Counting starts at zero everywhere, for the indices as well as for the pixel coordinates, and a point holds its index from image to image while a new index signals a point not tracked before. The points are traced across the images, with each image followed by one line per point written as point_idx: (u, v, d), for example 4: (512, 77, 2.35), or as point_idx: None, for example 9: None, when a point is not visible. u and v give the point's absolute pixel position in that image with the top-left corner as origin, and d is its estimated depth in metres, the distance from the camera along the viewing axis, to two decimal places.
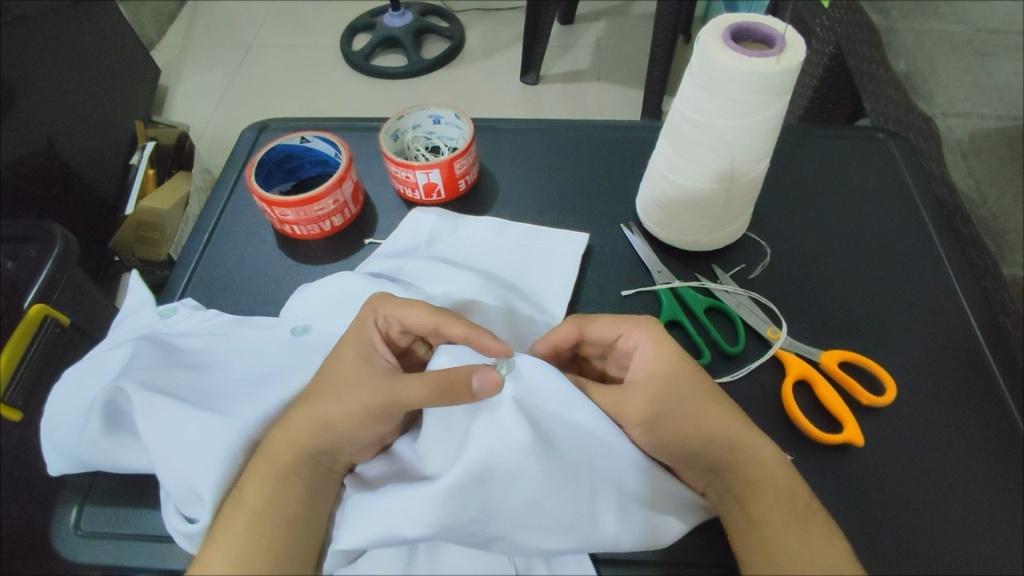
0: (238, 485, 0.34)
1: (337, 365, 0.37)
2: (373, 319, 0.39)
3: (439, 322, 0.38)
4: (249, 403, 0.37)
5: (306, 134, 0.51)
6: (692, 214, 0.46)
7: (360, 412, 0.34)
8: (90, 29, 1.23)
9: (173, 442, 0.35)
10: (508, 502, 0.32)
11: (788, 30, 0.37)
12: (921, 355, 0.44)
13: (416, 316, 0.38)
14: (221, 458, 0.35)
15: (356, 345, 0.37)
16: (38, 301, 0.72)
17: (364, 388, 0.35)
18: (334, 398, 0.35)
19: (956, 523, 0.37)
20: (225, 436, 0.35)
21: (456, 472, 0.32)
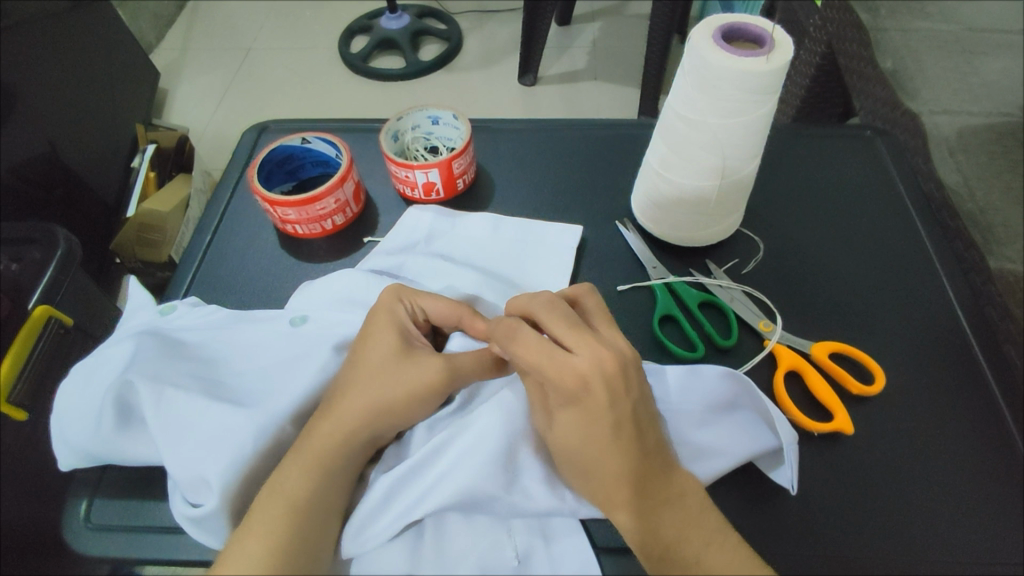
0: (278, 474, 0.34)
1: (368, 354, 0.38)
2: (397, 304, 0.40)
3: (462, 314, 0.41)
4: (260, 399, 0.38)
5: (307, 135, 0.52)
6: (686, 211, 0.47)
7: (418, 387, 0.37)
8: (88, 33, 1.23)
9: (186, 434, 0.36)
10: (529, 476, 0.36)
11: (777, 30, 0.38)
12: (909, 348, 0.45)
13: (438, 304, 0.41)
14: (230, 449, 0.35)
15: (389, 326, 0.39)
16: (42, 302, 0.73)
17: (420, 366, 0.38)
18: (381, 383, 0.37)
19: (946, 510, 0.38)
20: (236, 429, 0.36)
21: (497, 442, 0.35)
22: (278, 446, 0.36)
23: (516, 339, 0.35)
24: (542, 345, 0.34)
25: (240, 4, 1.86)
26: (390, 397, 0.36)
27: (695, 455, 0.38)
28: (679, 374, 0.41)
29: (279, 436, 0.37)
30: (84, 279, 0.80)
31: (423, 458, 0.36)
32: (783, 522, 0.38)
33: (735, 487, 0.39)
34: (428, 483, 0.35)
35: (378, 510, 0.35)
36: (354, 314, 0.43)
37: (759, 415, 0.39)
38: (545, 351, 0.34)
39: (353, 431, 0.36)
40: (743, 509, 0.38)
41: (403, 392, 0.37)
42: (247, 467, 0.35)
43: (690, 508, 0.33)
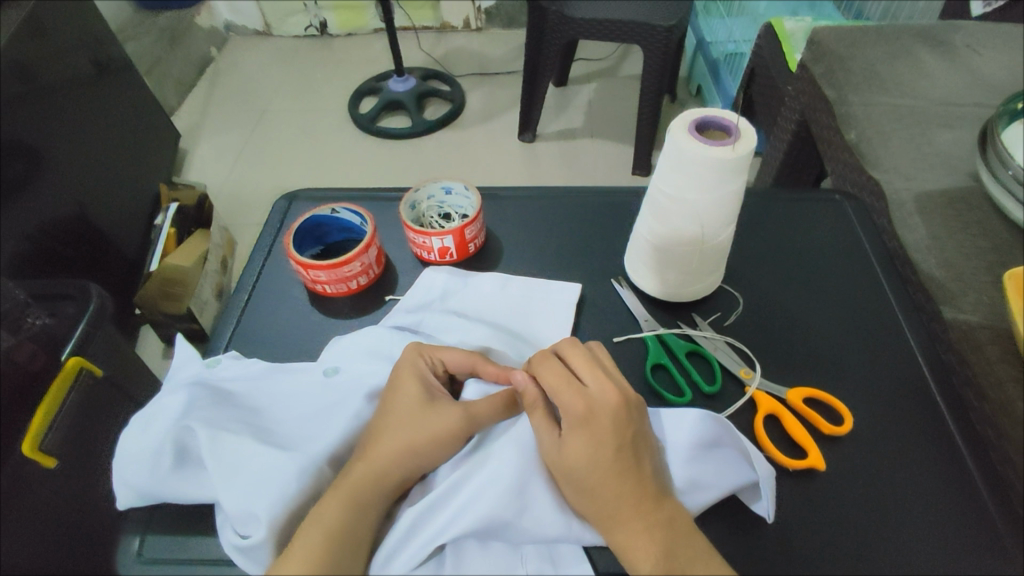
0: (317, 507, 0.39)
1: (395, 402, 0.44)
2: (418, 358, 0.46)
3: (474, 362, 0.47)
4: (302, 442, 0.43)
5: (336, 207, 0.59)
6: (673, 271, 0.53)
7: (438, 433, 0.42)
8: (115, 101, 1.33)
9: (237, 472, 0.41)
10: (539, 507, 0.40)
11: (741, 122, 0.45)
12: (876, 391, 0.51)
13: (457, 355, 0.47)
14: (276, 485, 0.40)
15: (412, 378, 0.45)
16: (75, 353, 0.78)
17: (441, 413, 0.43)
18: (405, 429, 0.42)
19: (912, 538, 0.43)
20: (281, 467, 0.41)
21: (509, 476, 0.40)
22: (317, 485, 0.41)
23: (542, 366, 0.44)
24: (561, 376, 0.42)
25: (256, 69, 1.98)
26: (412, 441, 0.42)
27: (687, 490, 0.42)
28: (672, 416, 0.45)
29: (318, 476, 0.42)
30: (113, 332, 0.85)
31: (446, 491, 0.40)
32: (767, 551, 0.42)
33: (723, 520, 0.44)
34: (450, 515, 0.40)
35: (404, 538, 0.39)
36: (380, 366, 0.48)
37: (741, 453, 0.43)
38: (561, 380, 0.42)
39: (384, 468, 0.41)
40: (732, 539, 0.43)
41: (423, 435, 0.42)
42: (291, 502, 0.40)
43: (679, 529, 0.38)
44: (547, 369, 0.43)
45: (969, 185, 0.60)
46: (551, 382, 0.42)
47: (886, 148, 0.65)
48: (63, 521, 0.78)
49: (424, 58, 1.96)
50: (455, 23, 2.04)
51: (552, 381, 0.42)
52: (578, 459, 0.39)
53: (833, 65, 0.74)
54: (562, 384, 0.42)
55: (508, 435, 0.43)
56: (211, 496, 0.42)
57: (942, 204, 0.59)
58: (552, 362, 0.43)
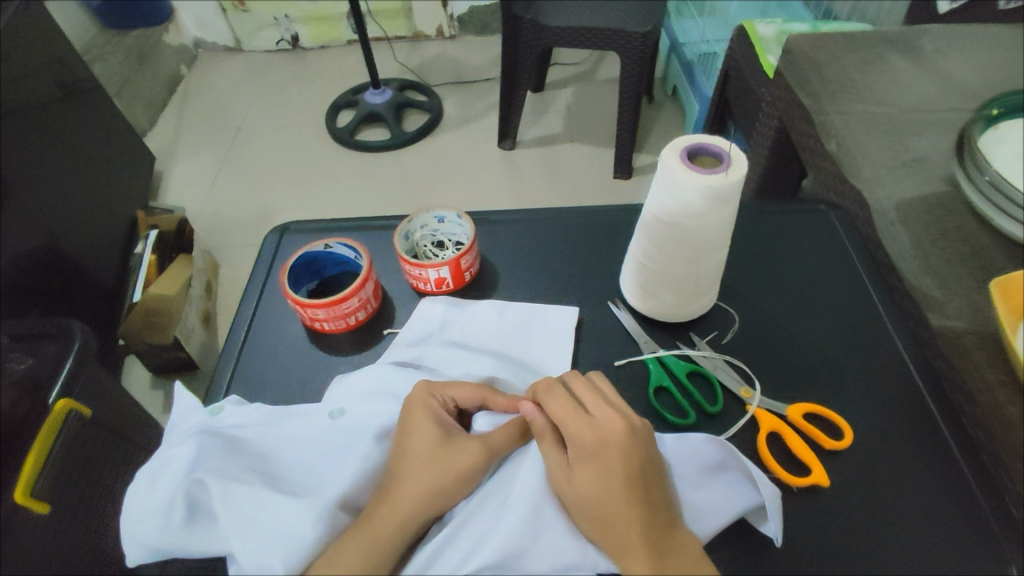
0: (338, 551, 0.39)
1: (411, 441, 0.44)
2: (430, 398, 0.46)
3: (484, 395, 0.47)
4: (315, 490, 0.43)
5: (330, 242, 0.58)
6: (669, 294, 0.54)
7: (459, 471, 0.43)
8: (83, 128, 1.30)
9: (251, 524, 0.40)
10: (551, 534, 0.41)
11: (732, 148, 0.46)
12: (871, 401, 0.52)
13: (467, 390, 0.47)
14: (292, 535, 0.40)
15: (427, 416, 0.45)
16: (62, 396, 0.75)
17: (459, 451, 0.43)
18: (423, 468, 0.42)
19: (913, 548, 0.44)
20: (297, 517, 0.41)
21: (522, 504, 0.41)
22: (333, 531, 0.41)
23: (551, 396, 0.45)
24: (568, 403, 0.44)
25: (229, 86, 1.96)
26: (434, 483, 0.42)
27: (698, 515, 0.43)
28: (677, 441, 0.46)
29: (334, 522, 0.41)
30: (100, 370, 0.82)
31: (458, 526, 0.41)
32: (777, 568, 0.44)
33: (732, 541, 0.45)
34: (463, 550, 0.40)
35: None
36: (386, 404, 0.48)
37: (745, 475, 0.44)
38: (575, 412, 0.43)
39: (403, 511, 0.41)
40: (743, 559, 0.44)
41: (447, 476, 0.42)
42: (308, 552, 0.40)
43: (691, 554, 0.39)
44: (557, 401, 0.44)
45: (946, 191, 0.62)
46: (561, 415, 0.43)
47: (865, 156, 0.67)
48: (64, 568, 0.76)
49: (399, 69, 1.95)
50: (428, 33, 2.03)
51: (563, 415, 0.43)
52: (590, 490, 0.40)
53: (810, 75, 0.75)
54: (572, 418, 0.43)
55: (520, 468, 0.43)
56: (224, 548, 0.42)
57: (922, 211, 0.61)
58: (563, 395, 0.44)
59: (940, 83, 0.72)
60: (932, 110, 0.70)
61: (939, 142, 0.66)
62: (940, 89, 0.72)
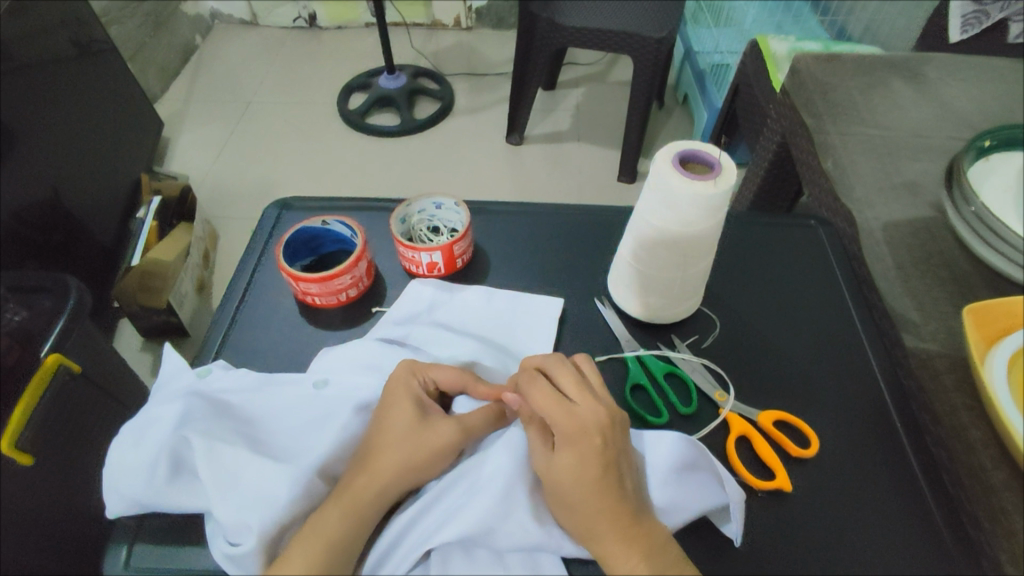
0: (317, 516, 0.40)
1: (390, 418, 0.45)
2: (411, 377, 0.48)
3: (465, 379, 0.49)
4: (295, 456, 0.44)
5: (327, 219, 0.59)
6: (654, 295, 0.55)
7: (436, 449, 0.44)
8: (95, 88, 1.30)
9: (232, 484, 0.42)
10: (519, 515, 0.42)
11: (723, 157, 0.47)
12: (840, 414, 0.53)
13: (448, 373, 0.49)
14: (269, 498, 0.41)
15: (407, 397, 0.46)
16: (53, 351, 0.76)
17: (436, 430, 0.44)
18: (401, 443, 0.44)
19: (865, 559, 0.46)
20: (275, 480, 0.42)
21: (492, 484, 0.42)
22: (309, 496, 0.42)
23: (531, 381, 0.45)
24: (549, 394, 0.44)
25: (243, 59, 1.96)
26: (411, 459, 0.43)
27: (670, 510, 0.45)
28: (652, 438, 0.47)
29: (310, 487, 0.42)
30: (92, 328, 0.83)
31: (433, 499, 0.43)
32: (734, 568, 0.45)
33: (691, 541, 0.46)
34: (435, 522, 0.42)
35: (393, 544, 0.41)
36: (370, 379, 0.50)
37: (713, 475, 0.46)
38: (553, 399, 0.44)
39: (374, 482, 0.42)
40: (701, 559, 0.45)
41: (421, 451, 0.43)
42: (284, 515, 0.41)
43: (652, 541, 0.40)
44: (538, 389, 0.44)
45: (932, 217, 0.63)
46: (540, 403, 0.44)
47: (858, 177, 0.68)
48: (43, 520, 0.77)
49: (413, 55, 1.95)
50: (446, 22, 2.03)
51: (541, 404, 0.44)
52: (567, 476, 0.41)
53: (813, 93, 0.76)
54: (551, 406, 0.43)
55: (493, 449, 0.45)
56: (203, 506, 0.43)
57: (908, 234, 0.62)
58: (542, 384, 0.44)
59: (938, 112, 0.73)
60: (927, 137, 0.71)
61: (932, 168, 0.67)
62: (937, 117, 0.73)
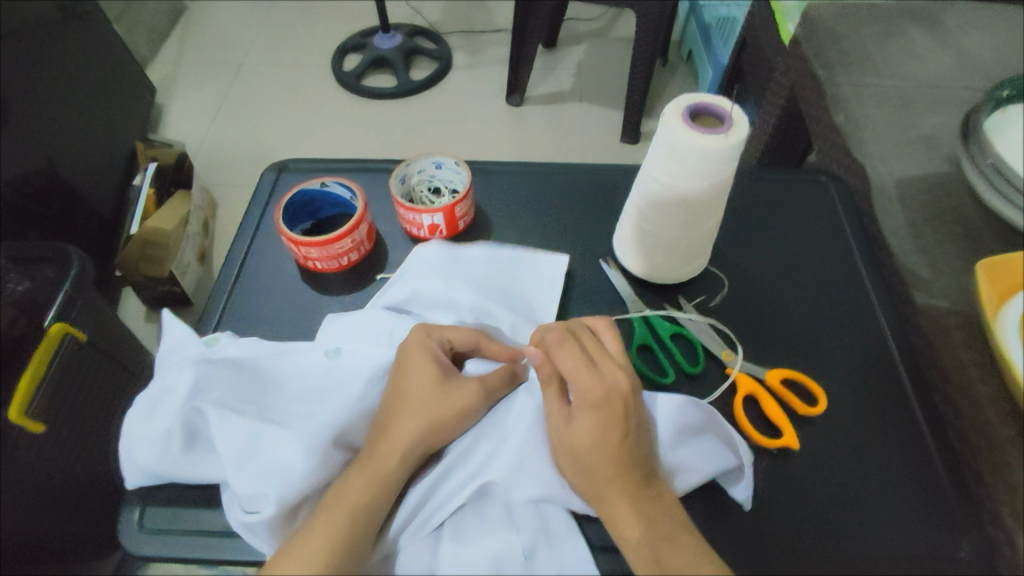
0: (340, 484, 0.40)
1: (407, 384, 0.44)
2: (428, 338, 0.46)
3: (479, 339, 0.48)
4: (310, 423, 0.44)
5: (326, 180, 0.58)
6: (662, 256, 0.54)
7: (452, 419, 0.43)
8: (84, 52, 1.27)
9: (248, 455, 0.42)
10: (533, 481, 0.41)
11: (734, 109, 0.45)
12: (849, 371, 0.53)
13: (465, 335, 0.48)
14: (286, 467, 0.41)
15: (427, 359, 0.45)
16: (58, 319, 0.76)
17: (455, 392, 0.44)
18: (416, 413, 0.43)
19: (872, 513, 0.46)
20: (291, 447, 0.42)
21: (507, 454, 0.42)
22: (325, 468, 0.42)
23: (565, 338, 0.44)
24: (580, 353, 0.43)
25: (234, 19, 1.90)
26: (426, 427, 0.42)
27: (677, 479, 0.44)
28: (659, 402, 0.46)
29: (327, 459, 0.42)
30: (95, 297, 0.82)
31: (449, 465, 0.43)
32: (743, 524, 0.46)
33: (702, 500, 0.47)
34: (455, 490, 0.42)
35: (413, 512, 0.41)
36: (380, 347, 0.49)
37: (722, 439, 0.46)
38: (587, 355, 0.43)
39: (398, 457, 0.41)
40: (711, 516, 0.46)
41: (438, 420, 0.43)
42: (302, 485, 0.41)
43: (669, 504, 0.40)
44: (567, 349, 0.43)
45: (948, 172, 0.61)
46: (567, 364, 0.42)
47: (871, 131, 0.66)
48: (58, 486, 0.78)
49: (409, 13, 1.89)
50: None
51: (569, 367, 0.42)
52: (588, 442, 0.40)
53: (826, 43, 0.74)
54: (578, 371, 0.42)
55: (511, 411, 0.44)
56: (220, 475, 0.44)
57: (922, 190, 0.61)
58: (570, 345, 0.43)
59: (955, 61, 0.71)
60: (943, 88, 0.68)
61: (947, 121, 0.65)
62: (954, 66, 0.70)
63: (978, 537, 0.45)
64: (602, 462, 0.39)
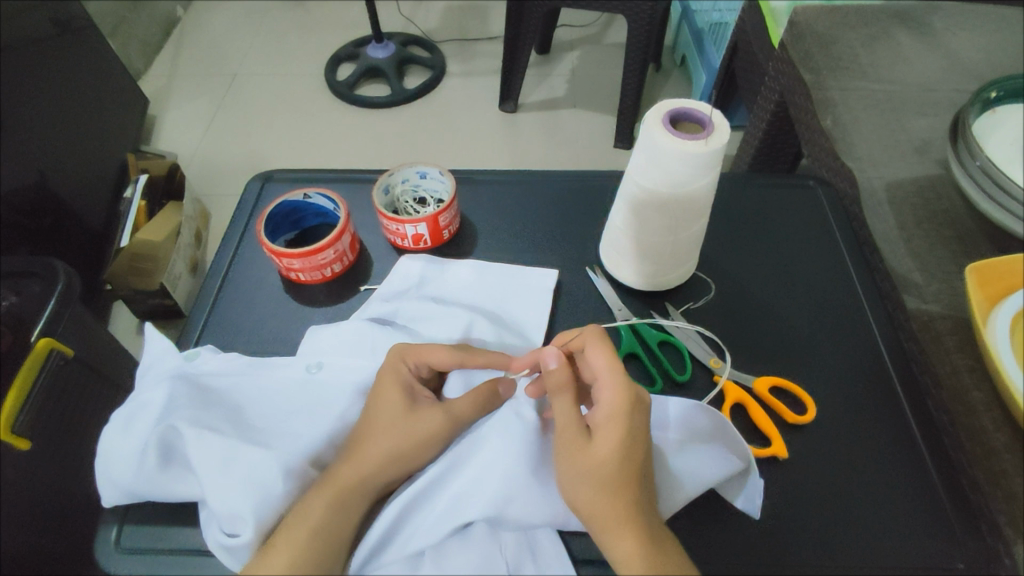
0: (303, 505, 0.39)
1: (381, 406, 0.44)
2: (400, 364, 0.46)
3: (460, 353, 0.46)
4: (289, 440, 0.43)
5: (308, 191, 0.57)
6: (647, 263, 0.54)
7: (427, 442, 0.42)
8: (76, 64, 1.27)
9: (223, 474, 0.41)
10: (515, 500, 0.40)
11: (715, 114, 0.45)
12: (839, 378, 0.52)
13: (440, 354, 0.46)
14: (263, 486, 0.40)
15: (395, 386, 0.44)
16: (45, 334, 0.75)
17: (423, 419, 0.43)
18: (391, 435, 0.42)
19: (865, 523, 0.45)
20: (268, 466, 0.41)
21: (488, 472, 0.41)
22: (304, 486, 0.41)
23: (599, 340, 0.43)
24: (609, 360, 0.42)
25: (228, 31, 1.90)
26: (399, 449, 0.41)
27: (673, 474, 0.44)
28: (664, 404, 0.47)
29: (305, 479, 0.41)
30: (83, 311, 0.81)
31: (422, 489, 0.41)
32: (733, 536, 0.45)
33: (690, 511, 0.46)
34: (430, 515, 0.40)
35: (382, 540, 0.40)
36: (362, 362, 0.49)
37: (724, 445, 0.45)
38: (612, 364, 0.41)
39: (378, 473, 0.41)
40: (701, 528, 0.45)
41: (411, 441, 0.42)
42: (279, 504, 0.40)
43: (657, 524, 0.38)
44: (596, 351, 0.42)
45: (938, 174, 0.61)
46: (597, 365, 0.42)
47: (859, 134, 0.66)
48: (45, 502, 0.77)
49: (402, 22, 1.90)
50: None
51: (600, 367, 0.41)
52: (614, 449, 0.38)
53: (814, 47, 0.73)
54: (611, 371, 0.41)
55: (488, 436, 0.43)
56: (196, 494, 0.43)
57: (911, 193, 0.60)
58: (602, 344, 0.42)
59: (943, 64, 0.70)
60: (932, 90, 0.68)
61: (936, 123, 0.65)
62: (942, 68, 0.70)
63: (976, 545, 0.44)
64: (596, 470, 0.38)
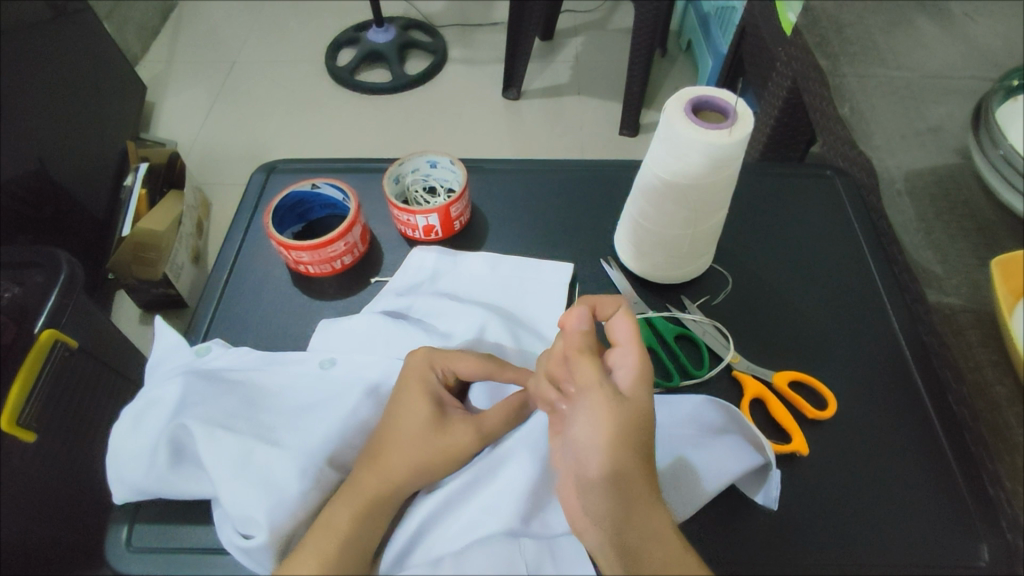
0: (328, 513, 0.38)
1: (400, 410, 0.43)
2: (429, 371, 0.44)
3: (490, 369, 0.45)
4: (304, 440, 0.42)
5: (317, 182, 0.56)
6: (663, 255, 0.53)
7: (449, 449, 0.41)
8: (74, 50, 1.24)
9: (238, 474, 0.40)
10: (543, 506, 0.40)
11: (739, 103, 0.43)
12: (858, 372, 0.52)
13: (470, 366, 0.44)
14: (280, 488, 0.40)
15: (419, 394, 0.43)
16: (48, 326, 0.73)
17: (450, 431, 0.42)
18: (410, 444, 0.41)
19: (886, 520, 0.45)
20: (286, 467, 0.40)
21: (515, 476, 0.40)
22: (321, 487, 0.41)
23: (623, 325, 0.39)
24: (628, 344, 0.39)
25: (226, 15, 1.87)
26: (422, 458, 0.41)
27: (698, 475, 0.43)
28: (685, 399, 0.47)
29: (321, 480, 0.41)
30: (86, 301, 0.80)
31: (447, 499, 0.41)
32: (754, 534, 0.44)
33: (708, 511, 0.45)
34: (454, 525, 0.40)
35: (406, 547, 0.39)
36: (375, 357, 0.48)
37: (749, 441, 0.44)
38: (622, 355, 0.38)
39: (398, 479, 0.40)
40: (719, 525, 0.44)
41: (435, 451, 0.41)
42: (295, 506, 0.40)
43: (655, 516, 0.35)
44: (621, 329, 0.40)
45: (957, 163, 0.59)
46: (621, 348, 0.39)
47: (877, 122, 0.64)
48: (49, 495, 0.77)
49: (403, 6, 1.87)
50: None
51: (627, 334, 0.39)
52: (650, 412, 0.37)
53: (830, 32, 0.72)
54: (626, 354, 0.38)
55: (515, 451, 0.42)
56: (210, 492, 0.42)
57: (931, 181, 0.59)
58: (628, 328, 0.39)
59: (963, 49, 0.69)
60: (952, 77, 0.67)
61: (956, 111, 0.64)
62: (961, 55, 0.68)
63: (995, 541, 0.43)
64: (622, 419, 0.36)
